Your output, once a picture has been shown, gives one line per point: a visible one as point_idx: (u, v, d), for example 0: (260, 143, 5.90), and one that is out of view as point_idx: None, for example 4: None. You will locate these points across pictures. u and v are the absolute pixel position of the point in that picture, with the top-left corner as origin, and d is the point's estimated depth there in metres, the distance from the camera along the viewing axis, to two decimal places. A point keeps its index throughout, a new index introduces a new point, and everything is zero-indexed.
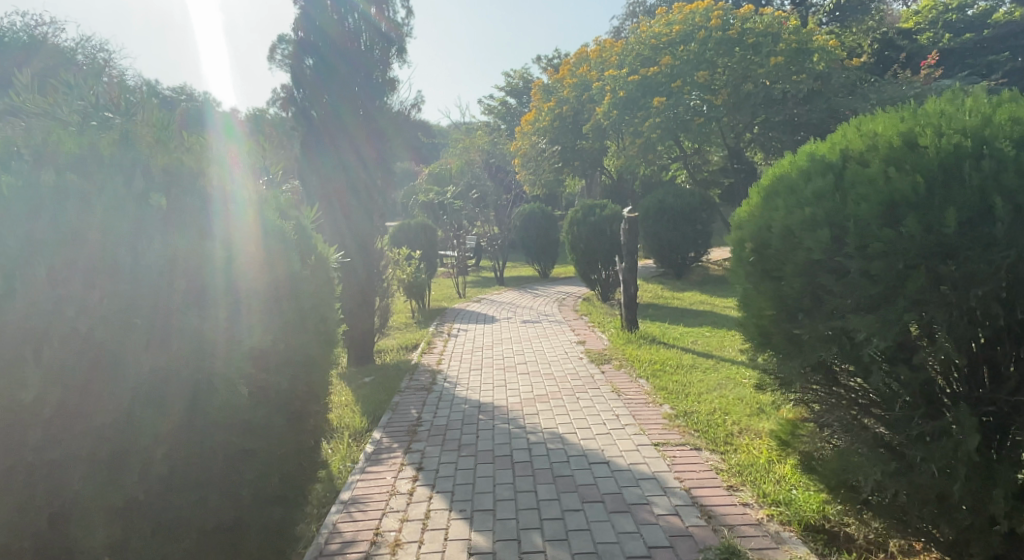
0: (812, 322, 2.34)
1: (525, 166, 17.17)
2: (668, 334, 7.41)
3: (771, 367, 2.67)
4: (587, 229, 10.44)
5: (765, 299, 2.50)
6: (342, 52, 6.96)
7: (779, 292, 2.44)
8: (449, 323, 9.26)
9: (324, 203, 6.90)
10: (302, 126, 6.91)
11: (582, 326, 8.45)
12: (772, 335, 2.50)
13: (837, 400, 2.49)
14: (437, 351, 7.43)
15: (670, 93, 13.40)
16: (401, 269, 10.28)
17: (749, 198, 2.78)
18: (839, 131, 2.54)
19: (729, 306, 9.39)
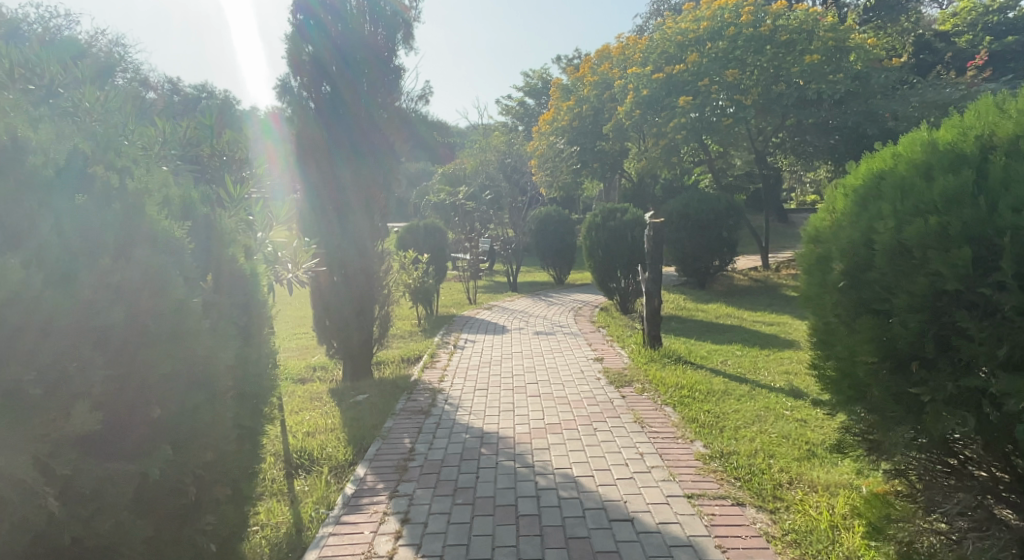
0: (934, 375, 1.82)
1: (542, 167, 16.54)
2: (695, 353, 6.72)
3: (861, 428, 2.16)
4: (606, 235, 9.76)
5: (865, 334, 1.96)
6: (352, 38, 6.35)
7: (889, 323, 1.92)
8: (457, 332, 8.62)
9: (361, 202, 6.42)
10: (321, 120, 6.21)
11: (600, 340, 7.78)
12: (868, 387, 1.98)
13: (951, 480, 2.00)
14: (440, 364, 6.80)
15: (697, 92, 12.63)
16: (407, 274, 9.68)
17: (836, 198, 2.28)
18: (963, 115, 2.06)
19: (759, 321, 8.70)
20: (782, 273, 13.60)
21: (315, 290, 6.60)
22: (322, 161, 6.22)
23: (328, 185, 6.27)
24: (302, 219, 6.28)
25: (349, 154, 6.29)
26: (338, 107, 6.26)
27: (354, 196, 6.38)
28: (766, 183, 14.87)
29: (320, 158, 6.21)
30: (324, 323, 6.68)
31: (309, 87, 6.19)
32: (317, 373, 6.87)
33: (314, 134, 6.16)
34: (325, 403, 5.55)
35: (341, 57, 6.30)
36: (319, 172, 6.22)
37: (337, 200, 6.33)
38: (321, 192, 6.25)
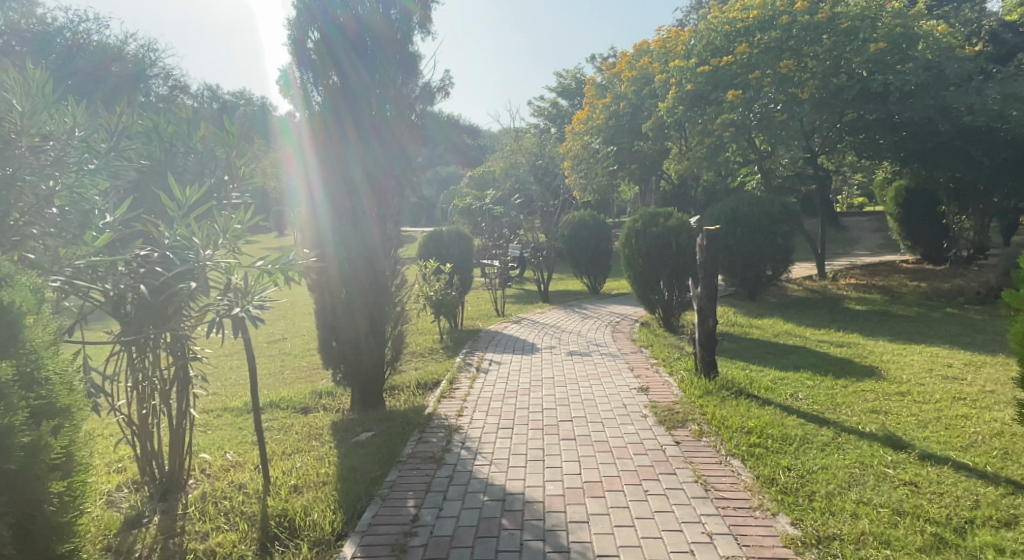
0: None
1: (576, 168, 15.92)
2: (760, 387, 5.72)
3: None
4: (649, 242, 8.81)
5: None
6: (362, 28, 5.64)
7: None
8: (482, 352, 7.73)
9: (375, 209, 5.67)
10: (336, 120, 5.49)
11: (643, 364, 6.84)
12: None
13: None
14: (461, 393, 5.91)
15: (747, 86, 11.62)
16: (428, 285, 8.88)
17: None
18: None
19: (824, 343, 7.69)
20: (840, 283, 12.45)
21: (320, 307, 5.77)
22: (335, 160, 5.49)
23: (341, 185, 5.50)
24: (311, 224, 5.51)
25: (364, 154, 5.57)
26: (353, 109, 5.56)
27: (368, 198, 5.62)
28: (820, 184, 13.72)
29: (333, 157, 5.48)
30: (328, 345, 5.84)
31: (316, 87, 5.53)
32: (321, 400, 6.03)
33: (325, 138, 5.49)
34: (324, 442, 4.71)
35: (351, 52, 5.59)
36: (333, 171, 5.48)
37: (351, 202, 5.55)
38: (333, 193, 5.48)
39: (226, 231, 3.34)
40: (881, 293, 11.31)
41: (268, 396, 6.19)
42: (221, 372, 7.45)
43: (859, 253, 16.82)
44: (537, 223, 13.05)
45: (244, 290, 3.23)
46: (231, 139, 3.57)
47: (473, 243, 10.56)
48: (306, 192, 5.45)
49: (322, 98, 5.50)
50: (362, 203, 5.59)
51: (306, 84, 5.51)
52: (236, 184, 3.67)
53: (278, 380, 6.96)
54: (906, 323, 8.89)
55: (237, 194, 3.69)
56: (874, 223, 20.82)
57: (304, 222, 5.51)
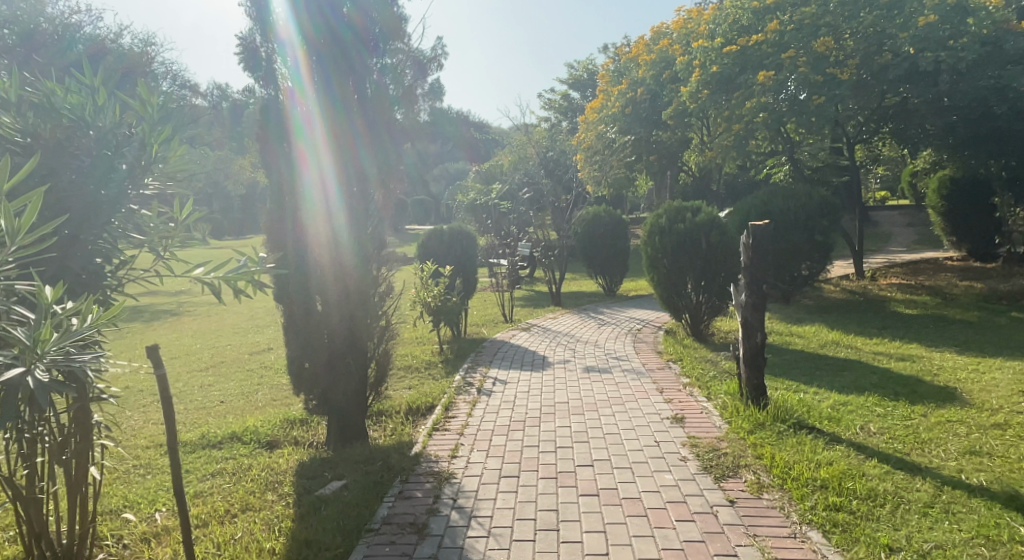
0: None
1: (588, 162, 14.25)
2: (823, 417, 4.67)
3: None
4: (674, 240, 7.77)
5: None
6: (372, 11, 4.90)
7: None
8: (486, 368, 6.72)
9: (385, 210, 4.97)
10: (348, 113, 4.75)
11: (673, 383, 5.81)
12: None
13: None
14: (458, 424, 4.90)
15: (779, 67, 10.57)
16: (427, 290, 7.92)
17: None
18: None
19: (881, 356, 6.65)
20: (881, 284, 11.36)
21: (290, 325, 4.80)
22: (352, 165, 4.72)
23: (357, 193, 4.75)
24: (323, 227, 4.63)
25: (381, 153, 4.84)
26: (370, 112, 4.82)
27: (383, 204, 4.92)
28: (855, 175, 12.62)
29: (350, 161, 4.72)
30: (300, 367, 4.86)
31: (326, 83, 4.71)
32: (292, 431, 5.03)
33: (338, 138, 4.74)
34: (280, 498, 3.72)
35: (363, 43, 4.84)
36: (350, 176, 4.71)
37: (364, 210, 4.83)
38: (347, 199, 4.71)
39: (12, 235, 2.07)
40: (931, 294, 10.21)
41: (230, 426, 5.21)
42: (186, 394, 6.53)
43: (893, 251, 15.67)
44: (547, 220, 12.08)
45: (32, 336, 2.07)
46: (151, 112, 2.88)
47: (478, 243, 9.48)
48: (321, 193, 4.63)
49: (334, 94, 4.71)
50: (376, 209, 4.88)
51: (318, 75, 4.69)
52: (156, 166, 2.91)
53: (248, 404, 6.00)
54: (969, 330, 7.80)
55: (155, 183, 2.95)
56: (906, 218, 19.63)
57: (314, 226, 4.62)
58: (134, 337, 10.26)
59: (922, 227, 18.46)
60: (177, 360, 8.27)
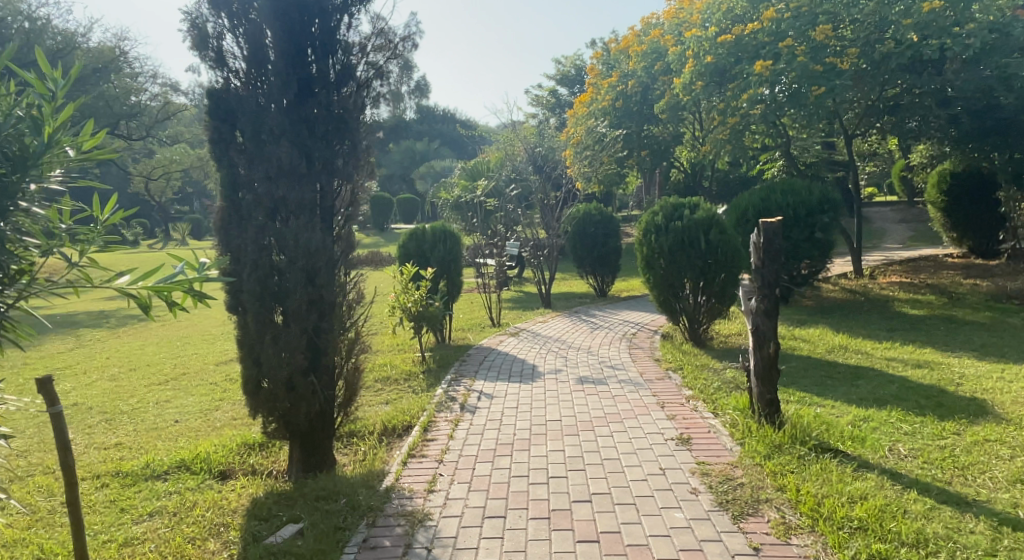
0: None
1: (579, 157, 12.57)
2: (846, 436, 4.18)
3: None
4: (671, 238, 7.25)
5: None
6: None
7: None
8: (470, 380, 6.16)
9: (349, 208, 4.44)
10: (308, 95, 4.21)
11: (675, 396, 5.30)
12: None
13: None
14: (436, 448, 4.36)
15: (777, 57, 10.05)
16: (404, 295, 7.30)
17: None
18: None
19: (895, 363, 6.18)
20: (882, 282, 10.94)
21: (245, 341, 4.21)
22: (332, 153, 4.27)
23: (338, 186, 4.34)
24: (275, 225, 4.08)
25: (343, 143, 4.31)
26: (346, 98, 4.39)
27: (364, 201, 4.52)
28: (853, 170, 12.18)
29: (330, 149, 4.26)
30: (257, 389, 4.25)
31: (299, 68, 4.19)
32: (249, 458, 4.51)
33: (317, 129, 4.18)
34: (223, 549, 3.16)
35: (331, 24, 4.30)
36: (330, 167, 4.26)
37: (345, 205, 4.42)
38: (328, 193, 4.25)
39: None
40: (936, 293, 9.79)
41: (179, 453, 4.63)
42: (139, 413, 5.92)
43: (891, 247, 15.25)
44: (535, 218, 11.54)
45: None
46: (52, 91, 2.19)
47: (462, 244, 8.78)
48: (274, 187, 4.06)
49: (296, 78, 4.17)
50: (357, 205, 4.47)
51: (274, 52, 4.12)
52: (62, 160, 2.20)
53: (204, 425, 5.41)
54: (984, 332, 7.35)
55: (57, 177, 2.25)
56: (901, 212, 19.27)
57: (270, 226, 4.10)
58: (96, 346, 9.60)
59: (918, 222, 18.09)
60: (136, 372, 7.65)
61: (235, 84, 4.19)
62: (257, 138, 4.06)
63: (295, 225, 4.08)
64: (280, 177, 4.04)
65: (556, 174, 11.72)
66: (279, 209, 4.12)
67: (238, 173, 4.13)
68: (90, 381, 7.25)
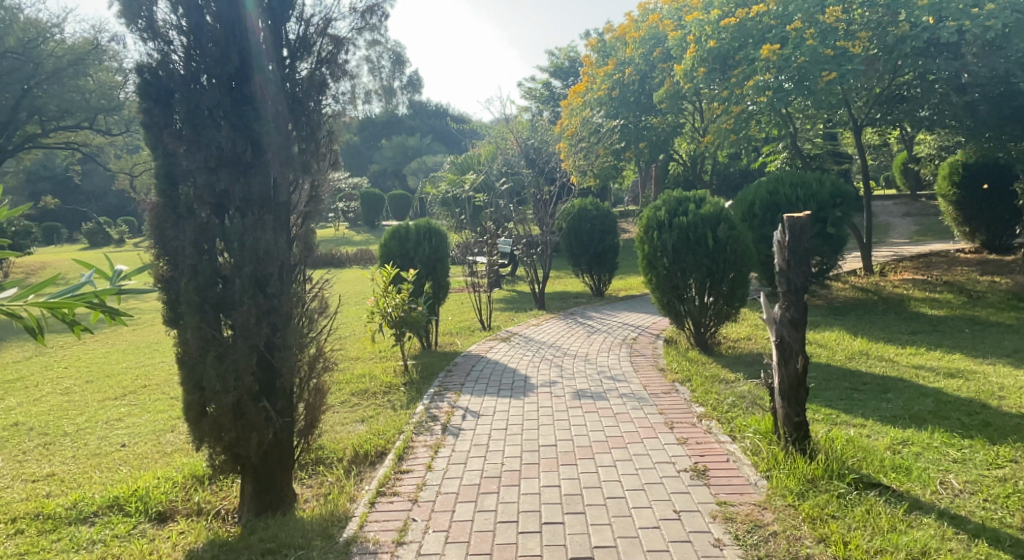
0: None
1: (574, 149, 11.84)
2: (886, 467, 3.60)
3: None
4: (676, 235, 6.66)
5: None
6: None
7: None
8: (455, 394, 5.54)
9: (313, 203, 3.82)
10: (260, 74, 3.55)
11: (684, 413, 4.69)
12: None
13: None
14: (412, 483, 3.75)
15: (783, 41, 9.48)
16: (385, 298, 6.66)
17: None
18: None
19: (924, 372, 5.61)
20: (893, 280, 10.38)
21: (185, 360, 3.57)
22: (286, 137, 3.62)
23: (294, 177, 3.69)
24: (232, 229, 3.46)
25: (305, 131, 3.71)
26: (302, 75, 3.75)
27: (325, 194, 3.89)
28: (862, 161, 11.61)
29: (283, 132, 3.60)
30: (200, 416, 3.61)
31: (246, 38, 3.53)
32: (195, 495, 3.92)
33: (267, 110, 3.53)
34: None
35: None
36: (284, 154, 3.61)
37: (303, 199, 3.79)
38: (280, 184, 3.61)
39: None
40: (953, 292, 9.22)
41: (115, 489, 4.02)
42: (84, 435, 5.28)
43: (897, 242, 14.70)
44: (528, 214, 10.93)
45: None
46: None
47: (447, 242, 8.22)
48: (227, 185, 3.44)
49: (246, 56, 3.53)
50: (317, 199, 3.84)
51: (219, 26, 3.50)
52: None
53: (153, 450, 4.78)
54: (1014, 335, 6.78)
55: None
56: (904, 206, 18.70)
57: (220, 229, 3.47)
58: (57, 353, 8.96)
59: (921, 217, 17.54)
60: (92, 384, 7.02)
61: (173, 59, 3.49)
62: (195, 120, 3.40)
63: (238, 222, 3.46)
64: (220, 167, 3.44)
65: (549, 169, 11.09)
66: (222, 204, 3.50)
67: (174, 164, 3.48)
68: (39, 396, 6.62)
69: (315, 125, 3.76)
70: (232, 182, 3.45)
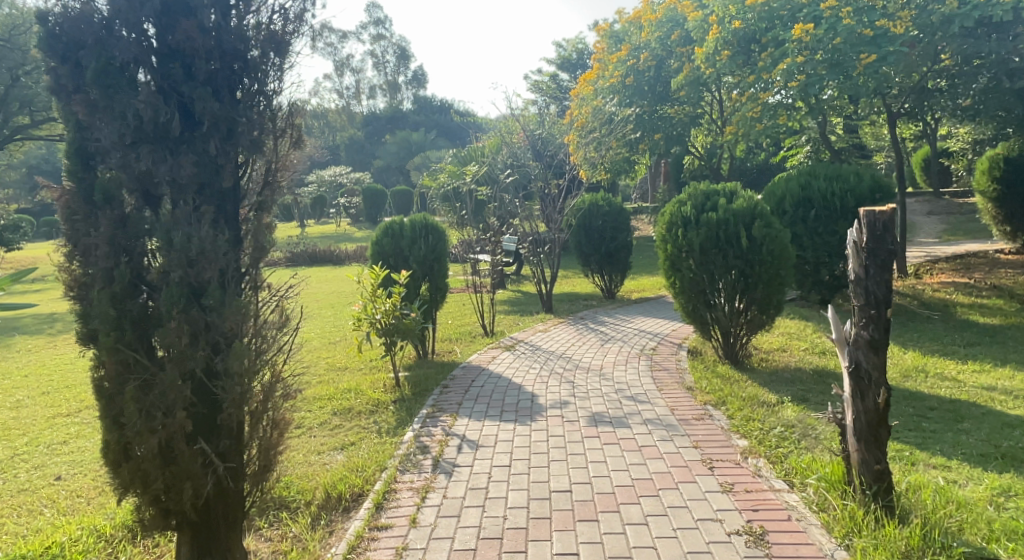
0: None
1: (584, 140, 10.66)
2: (999, 534, 2.81)
3: None
4: (704, 233, 5.86)
5: None
6: None
7: None
8: (451, 417, 4.76)
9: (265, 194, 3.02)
10: (197, 27, 2.76)
11: (724, 448, 3.89)
12: None
13: None
14: (389, 547, 2.95)
15: (816, 20, 8.70)
16: (372, 305, 5.87)
17: None
18: None
19: (999, 394, 4.81)
20: (931, 283, 9.57)
21: (100, 390, 2.80)
22: (227, 106, 2.84)
23: (240, 156, 2.92)
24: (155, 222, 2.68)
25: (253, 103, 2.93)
26: (252, 29, 2.96)
27: (285, 181, 3.12)
28: (895, 154, 10.80)
29: (222, 100, 2.83)
30: (120, 460, 2.84)
31: None
32: (123, 555, 3.16)
33: (201, 70, 2.76)
34: None
35: None
36: (228, 128, 2.83)
37: (257, 185, 3.02)
38: (220, 164, 2.83)
39: None
40: (1001, 296, 8.41)
41: (26, 543, 3.26)
42: (17, 463, 4.52)
43: (925, 241, 13.89)
44: (535, 210, 10.15)
45: None
46: None
47: (446, 239, 7.44)
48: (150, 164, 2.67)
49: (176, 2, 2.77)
50: (274, 187, 3.07)
51: None
52: None
53: (89, 487, 4.02)
54: None
55: None
56: (926, 203, 17.88)
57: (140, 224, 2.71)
58: (22, 358, 8.22)
59: (946, 215, 16.71)
60: (47, 397, 6.29)
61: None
62: (107, 81, 2.64)
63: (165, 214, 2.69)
64: (141, 143, 2.68)
65: (558, 161, 10.31)
66: (148, 189, 2.74)
67: (82, 137, 2.70)
68: None
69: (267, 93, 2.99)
70: (155, 162, 2.68)
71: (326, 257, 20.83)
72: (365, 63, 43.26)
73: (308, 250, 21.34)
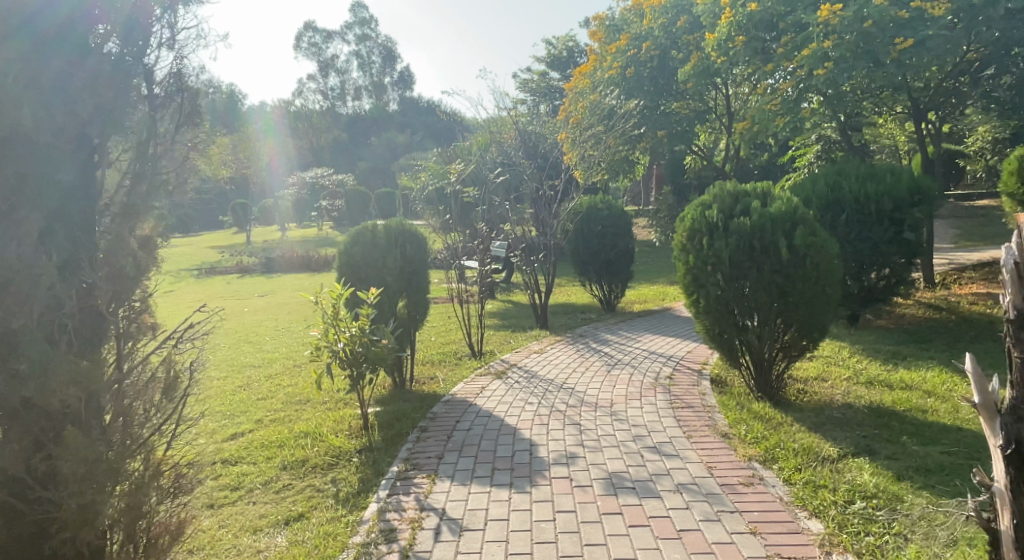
0: None
1: (579, 140, 9.30)
2: None
3: None
4: (735, 243, 4.88)
5: None
6: None
7: None
8: (429, 480, 3.72)
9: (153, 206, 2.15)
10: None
11: (792, 538, 2.89)
12: None
13: None
14: None
15: (844, 2, 7.81)
16: (333, 331, 4.82)
17: None
18: None
19: None
20: (963, 294, 8.68)
21: None
22: (79, 78, 2.07)
23: (81, 138, 2.06)
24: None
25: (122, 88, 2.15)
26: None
27: (173, 167, 2.21)
28: (918, 153, 9.95)
29: (75, 68, 2.05)
30: None
31: None
32: None
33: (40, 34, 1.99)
34: None
35: None
36: (83, 107, 2.06)
37: (123, 176, 2.14)
38: (64, 151, 2.01)
39: None
40: None
41: None
42: None
43: (940, 248, 13.06)
44: (527, 213, 9.17)
45: None
46: None
47: (427, 247, 6.44)
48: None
49: None
50: (152, 177, 2.15)
51: None
52: None
53: None
54: None
55: None
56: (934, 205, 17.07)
57: None
58: None
59: (954, 218, 15.94)
60: None
61: None
62: None
63: None
64: None
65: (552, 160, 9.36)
66: None
67: None
68: None
69: (131, 49, 2.17)
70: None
71: (302, 262, 19.69)
72: (350, 63, 42.10)
73: (287, 255, 20.14)
